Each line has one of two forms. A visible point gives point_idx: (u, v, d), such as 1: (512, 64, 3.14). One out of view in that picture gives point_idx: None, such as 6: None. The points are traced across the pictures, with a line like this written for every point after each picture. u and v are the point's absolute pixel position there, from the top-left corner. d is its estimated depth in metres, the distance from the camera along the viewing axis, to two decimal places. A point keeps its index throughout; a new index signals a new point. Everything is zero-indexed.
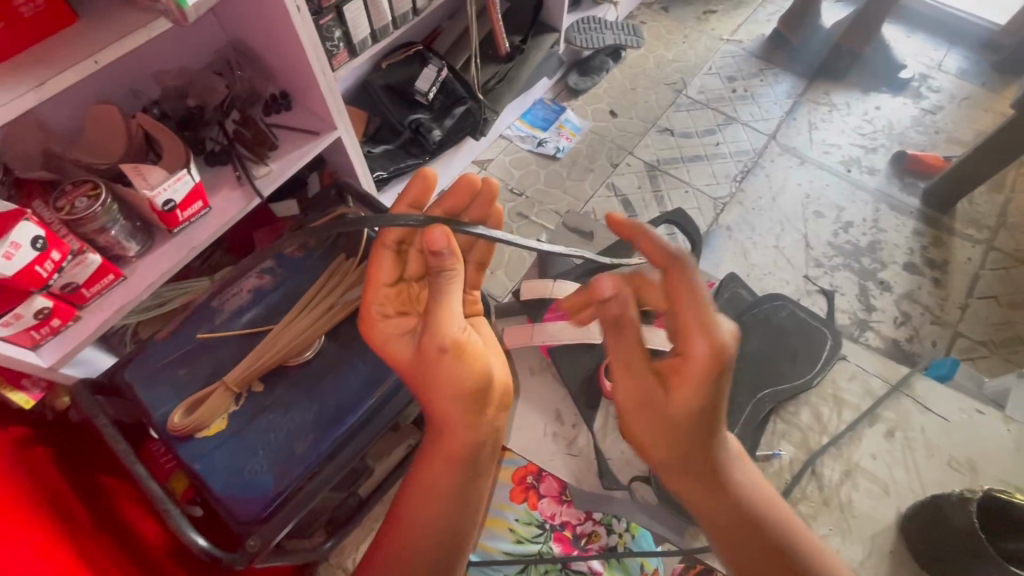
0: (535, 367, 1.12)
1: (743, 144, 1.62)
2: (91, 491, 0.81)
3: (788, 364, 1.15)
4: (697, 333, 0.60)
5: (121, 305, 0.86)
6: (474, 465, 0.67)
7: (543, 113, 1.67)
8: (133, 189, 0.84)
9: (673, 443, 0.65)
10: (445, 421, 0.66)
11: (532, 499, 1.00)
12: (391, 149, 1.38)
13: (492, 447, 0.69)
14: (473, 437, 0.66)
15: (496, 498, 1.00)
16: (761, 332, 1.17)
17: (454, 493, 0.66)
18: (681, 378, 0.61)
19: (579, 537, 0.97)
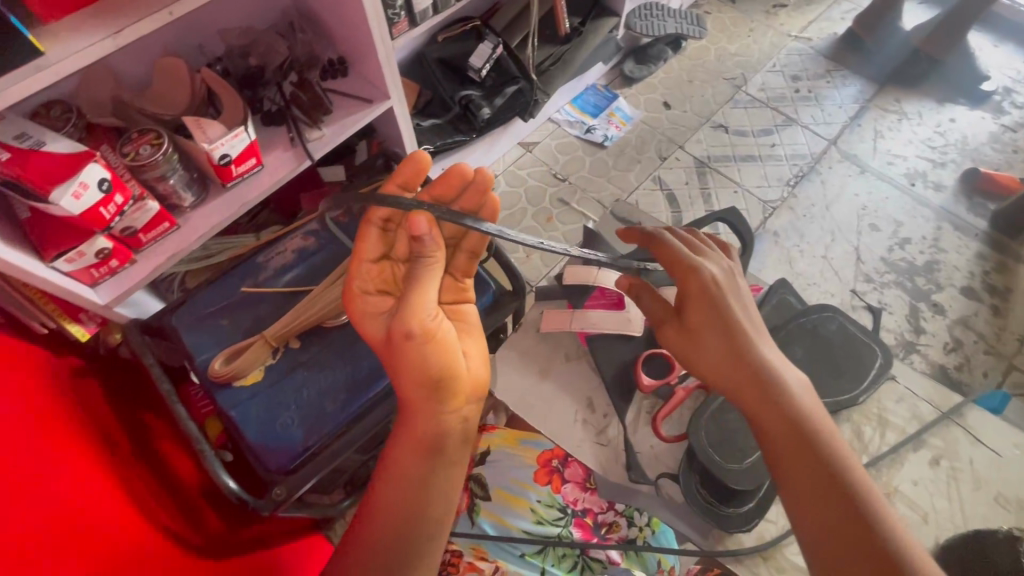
0: (571, 357, 0.87)
1: (800, 148, 1.55)
2: (134, 424, 0.86)
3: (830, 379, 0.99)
4: (690, 271, 0.70)
5: (173, 253, 0.90)
6: (440, 455, 0.62)
7: (594, 99, 1.64)
8: (193, 142, 0.87)
9: (710, 352, 0.67)
10: (414, 405, 0.63)
11: (558, 483, 0.82)
12: (439, 124, 1.38)
13: (460, 438, 0.64)
14: (440, 421, 0.62)
15: (514, 475, 0.82)
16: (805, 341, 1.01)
17: (420, 481, 0.61)
18: (689, 305, 0.69)
19: (600, 525, 0.80)
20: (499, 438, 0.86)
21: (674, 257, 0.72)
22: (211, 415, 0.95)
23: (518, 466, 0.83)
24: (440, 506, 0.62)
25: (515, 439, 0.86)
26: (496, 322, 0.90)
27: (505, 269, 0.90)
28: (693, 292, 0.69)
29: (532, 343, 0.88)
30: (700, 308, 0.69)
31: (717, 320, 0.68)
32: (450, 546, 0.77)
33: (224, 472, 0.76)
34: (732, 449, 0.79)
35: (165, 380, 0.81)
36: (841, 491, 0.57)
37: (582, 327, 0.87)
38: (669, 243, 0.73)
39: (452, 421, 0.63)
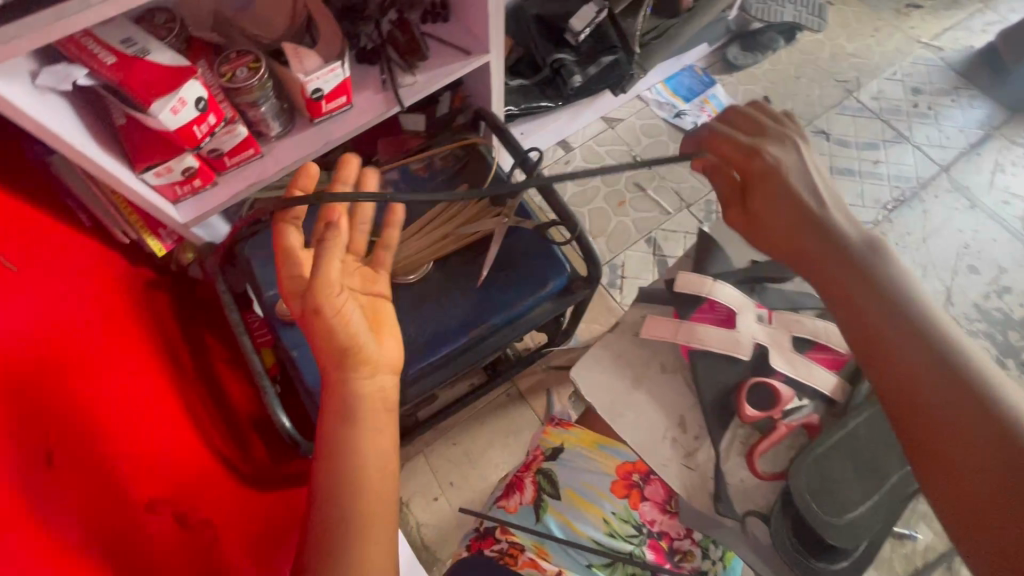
0: (658, 368, 0.65)
1: (906, 169, 1.43)
2: (196, 344, 0.88)
3: None
4: (746, 154, 0.60)
5: (252, 181, 0.88)
6: (363, 424, 0.56)
7: (689, 82, 1.54)
8: (290, 71, 0.83)
9: (781, 235, 0.57)
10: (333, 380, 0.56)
11: (637, 500, 0.65)
12: (526, 85, 1.32)
13: (379, 407, 0.57)
14: (352, 387, 0.56)
15: (584, 479, 0.66)
16: None
17: (351, 459, 0.54)
18: (755, 189, 0.59)
19: (673, 553, 0.64)
20: (574, 436, 0.68)
21: (734, 139, 0.61)
22: (266, 344, 0.97)
23: (591, 474, 0.65)
24: (377, 479, 0.55)
25: (592, 440, 0.68)
26: (564, 307, 0.86)
27: (583, 252, 0.85)
28: (762, 179, 0.59)
29: (618, 343, 0.65)
30: (769, 195, 0.58)
31: (788, 202, 0.57)
32: (508, 537, 0.63)
33: (280, 408, 0.77)
34: (837, 502, 0.55)
35: (235, 309, 0.82)
36: (961, 385, 0.45)
37: (690, 343, 0.61)
38: (720, 133, 0.62)
39: (375, 390, 0.57)
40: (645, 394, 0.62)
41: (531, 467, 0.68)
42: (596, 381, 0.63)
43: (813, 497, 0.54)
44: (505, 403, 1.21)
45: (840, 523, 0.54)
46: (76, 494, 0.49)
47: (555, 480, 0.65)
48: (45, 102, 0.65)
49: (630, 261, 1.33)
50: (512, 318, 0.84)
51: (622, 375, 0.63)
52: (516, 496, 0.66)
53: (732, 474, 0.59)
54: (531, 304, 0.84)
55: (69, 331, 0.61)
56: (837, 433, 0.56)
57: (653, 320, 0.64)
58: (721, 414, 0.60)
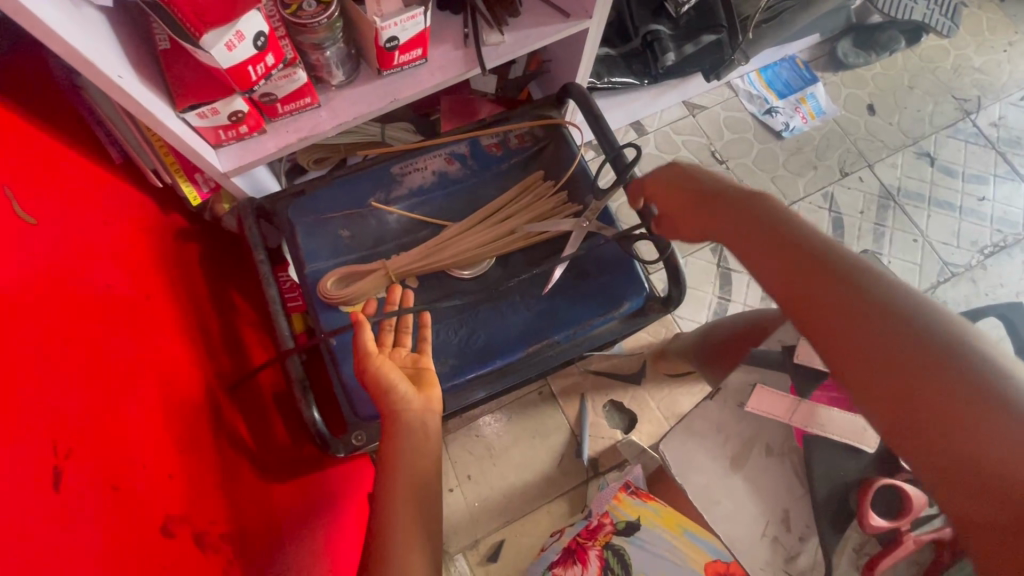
0: (771, 452, 0.54)
1: (1014, 212, 1.28)
2: (224, 303, 0.78)
3: None
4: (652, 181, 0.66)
5: (306, 135, 0.77)
6: (405, 433, 0.58)
7: (788, 75, 1.37)
8: (364, 13, 0.71)
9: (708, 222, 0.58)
10: (383, 408, 0.60)
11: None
12: (611, 56, 1.16)
13: (425, 432, 0.60)
14: (404, 406, 0.59)
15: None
16: None
17: (395, 472, 0.56)
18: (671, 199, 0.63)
19: None
20: (654, 513, 0.58)
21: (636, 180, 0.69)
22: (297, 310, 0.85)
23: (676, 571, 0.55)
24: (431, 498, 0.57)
25: (675, 522, 0.58)
26: (633, 331, 0.76)
27: (669, 274, 0.74)
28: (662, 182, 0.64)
29: (717, 413, 0.55)
30: (673, 184, 0.63)
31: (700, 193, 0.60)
32: None
33: (311, 400, 0.68)
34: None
35: (273, 284, 0.72)
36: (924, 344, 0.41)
37: (807, 428, 0.54)
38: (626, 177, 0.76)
39: (416, 410, 0.60)
40: (744, 480, 0.53)
41: (596, 538, 0.58)
42: (685, 451, 0.54)
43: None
44: (536, 402, 1.13)
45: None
46: (80, 527, 0.42)
47: (627, 563, 0.56)
48: (80, 20, 0.54)
49: (691, 269, 1.22)
50: (576, 335, 0.74)
51: (719, 454, 0.54)
52: (576, 568, 0.57)
53: None
54: (600, 323, 0.74)
55: (86, 300, 0.52)
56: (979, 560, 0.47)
57: (763, 394, 0.55)
58: (835, 519, 0.53)
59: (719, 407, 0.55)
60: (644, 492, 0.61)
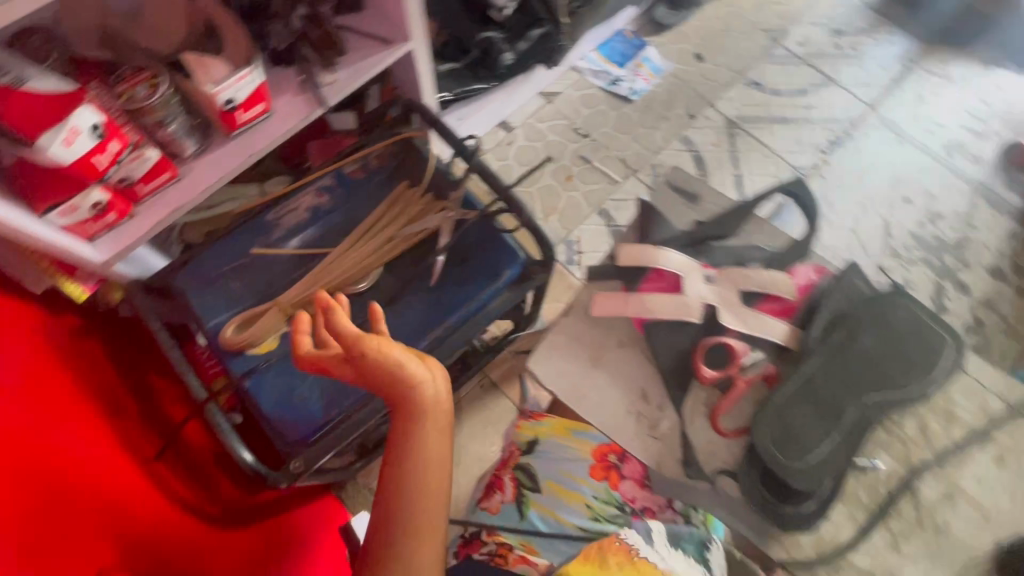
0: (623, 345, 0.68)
1: (836, 111, 1.47)
2: (137, 387, 0.79)
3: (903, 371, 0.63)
4: None
5: (177, 206, 0.82)
6: (429, 431, 0.59)
7: (621, 47, 1.53)
8: (195, 85, 0.77)
9: None
10: (396, 399, 0.59)
11: (617, 480, 0.70)
12: (457, 68, 1.28)
13: (438, 413, 0.60)
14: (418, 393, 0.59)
15: (565, 468, 0.71)
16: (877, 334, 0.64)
17: (412, 458, 0.58)
18: None
19: None
20: (547, 427, 0.74)
21: None
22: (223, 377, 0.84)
23: (573, 461, 0.71)
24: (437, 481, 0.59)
25: (565, 428, 0.74)
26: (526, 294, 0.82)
27: (535, 236, 0.83)
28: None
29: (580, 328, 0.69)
30: None
31: None
32: (496, 538, 0.68)
33: (241, 444, 0.72)
34: (798, 446, 0.61)
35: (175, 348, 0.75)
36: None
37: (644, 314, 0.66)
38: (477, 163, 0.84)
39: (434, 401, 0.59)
40: (603, 372, 0.67)
41: (509, 466, 0.74)
42: (553, 367, 0.68)
43: (776, 444, 0.61)
44: (480, 395, 1.19)
45: (804, 465, 0.60)
46: None
47: (534, 474, 0.71)
48: None
49: (585, 237, 1.33)
50: (470, 314, 0.81)
51: (581, 356, 0.68)
52: (497, 496, 0.72)
53: (697, 437, 0.64)
54: (489, 296, 0.82)
55: None
56: (796, 381, 0.62)
57: (601, 295, 0.69)
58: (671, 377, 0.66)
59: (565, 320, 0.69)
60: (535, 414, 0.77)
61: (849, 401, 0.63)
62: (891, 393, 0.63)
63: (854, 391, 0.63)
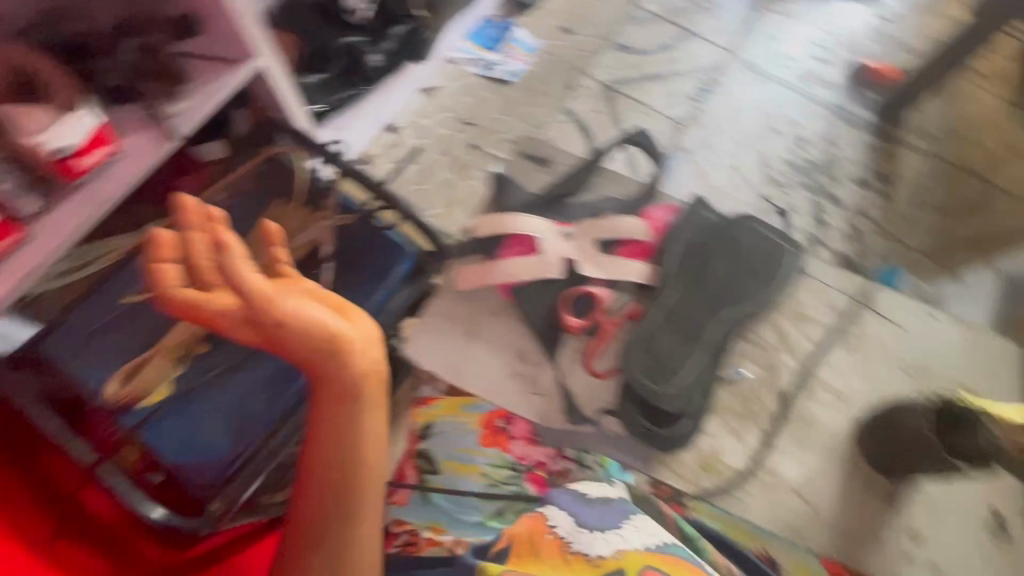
0: None
1: (699, 60, 1.55)
2: (26, 472, 0.73)
3: (749, 284, 0.89)
4: None
5: (29, 270, 0.75)
6: (359, 396, 0.58)
7: (491, 32, 1.55)
8: (17, 139, 0.72)
9: None
10: (318, 367, 0.56)
11: (506, 443, 0.81)
12: (325, 79, 1.25)
13: (373, 384, 0.59)
14: (346, 373, 0.57)
15: (459, 443, 0.79)
16: (721, 259, 0.90)
17: (344, 437, 0.60)
18: None
19: (553, 477, 0.78)
20: (438, 409, 0.84)
21: None
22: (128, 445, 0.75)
23: (464, 435, 0.80)
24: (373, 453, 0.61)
25: (454, 406, 0.84)
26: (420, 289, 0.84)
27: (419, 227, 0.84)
28: None
29: None
30: None
31: None
32: (405, 527, 0.72)
33: (146, 502, 0.69)
34: (666, 369, 0.84)
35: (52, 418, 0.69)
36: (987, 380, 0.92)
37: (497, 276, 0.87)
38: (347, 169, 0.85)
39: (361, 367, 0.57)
40: None
41: (410, 456, 0.79)
42: (435, 342, 0.92)
43: (646, 372, 0.83)
44: None
45: (672, 382, 0.83)
46: None
47: (432, 456, 0.78)
48: None
49: None
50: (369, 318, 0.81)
51: None
52: (402, 487, 0.76)
53: (573, 384, 0.89)
54: (384, 297, 0.82)
55: None
56: (658, 309, 0.86)
57: (467, 271, 0.91)
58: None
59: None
60: (424, 399, 0.86)
61: (708, 319, 0.86)
62: (746, 303, 0.89)
63: (710, 306, 0.87)
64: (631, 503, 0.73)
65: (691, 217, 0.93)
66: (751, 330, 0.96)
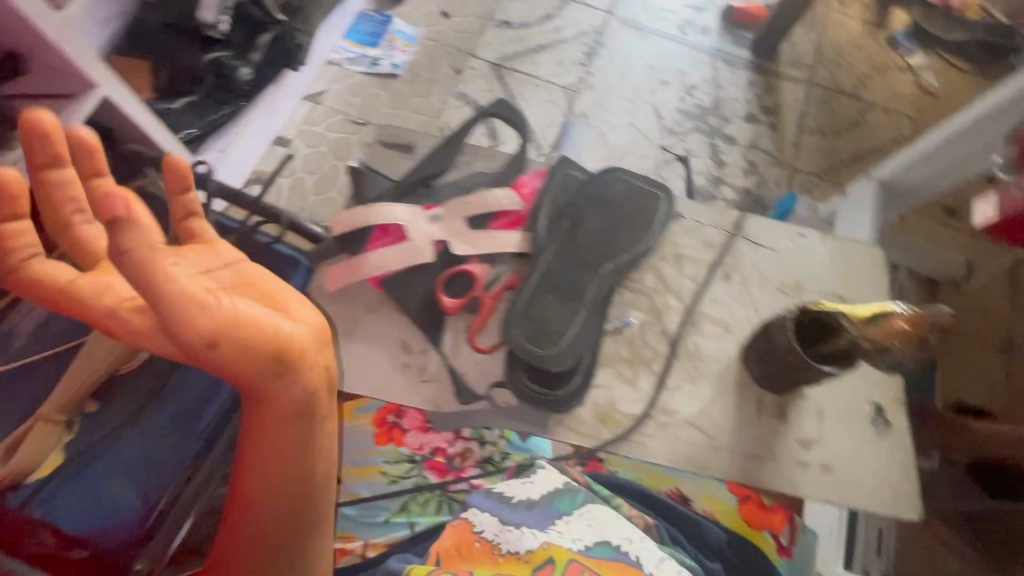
0: (371, 308, 0.67)
1: (582, 25, 1.56)
2: None
3: (628, 231, 0.70)
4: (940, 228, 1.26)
5: None
6: (316, 410, 0.49)
7: (369, 28, 1.51)
8: None
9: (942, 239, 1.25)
10: (252, 382, 0.44)
11: (401, 438, 0.87)
12: (195, 101, 1.16)
13: (327, 393, 0.50)
14: (294, 385, 0.46)
15: (358, 448, 0.86)
16: (595, 205, 0.69)
17: (289, 456, 0.49)
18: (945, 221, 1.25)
19: (452, 459, 0.87)
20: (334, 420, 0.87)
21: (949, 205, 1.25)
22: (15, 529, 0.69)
23: (358, 435, 0.87)
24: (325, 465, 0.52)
25: (349, 413, 0.88)
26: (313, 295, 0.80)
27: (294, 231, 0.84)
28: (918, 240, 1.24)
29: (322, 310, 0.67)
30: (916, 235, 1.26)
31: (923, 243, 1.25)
32: None
33: None
34: (547, 335, 0.63)
35: None
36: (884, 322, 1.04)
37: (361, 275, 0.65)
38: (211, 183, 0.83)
39: (316, 379, 0.47)
40: (358, 343, 0.66)
41: None
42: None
43: (527, 340, 0.62)
44: None
45: (558, 348, 0.63)
46: None
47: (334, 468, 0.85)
48: None
49: None
50: None
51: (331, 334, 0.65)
52: None
53: None
54: None
55: None
56: (533, 275, 0.65)
57: (331, 270, 0.66)
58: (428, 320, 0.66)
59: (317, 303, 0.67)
60: None
61: (588, 276, 0.66)
62: (625, 256, 0.69)
63: (589, 262, 0.67)
64: (566, 501, 0.79)
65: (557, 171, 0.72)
66: (665, 271, 0.74)
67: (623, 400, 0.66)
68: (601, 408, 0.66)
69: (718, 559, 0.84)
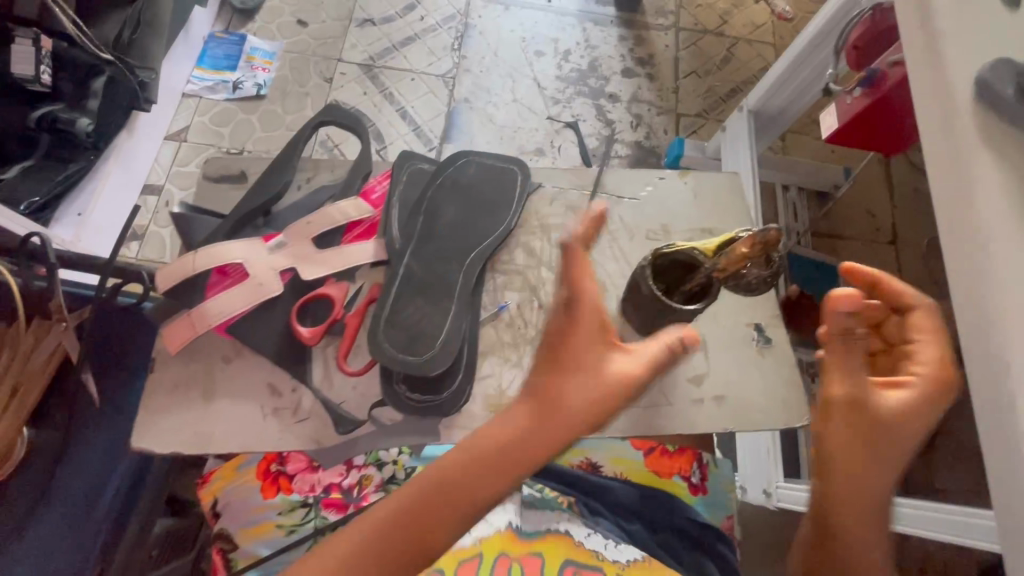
0: (232, 358, 0.64)
1: (445, 9, 1.53)
2: None
3: (484, 213, 0.69)
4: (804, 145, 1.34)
5: None
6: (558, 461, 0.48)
7: (221, 51, 1.42)
8: None
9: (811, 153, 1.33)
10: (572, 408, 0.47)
11: (289, 485, 0.74)
12: (32, 165, 1.04)
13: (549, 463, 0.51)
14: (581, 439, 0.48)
15: (244, 506, 0.73)
16: (446, 195, 0.68)
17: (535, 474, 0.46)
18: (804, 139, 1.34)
19: (350, 491, 0.75)
20: (217, 480, 0.75)
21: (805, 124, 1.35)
22: None
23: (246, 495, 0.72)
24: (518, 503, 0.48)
25: (231, 469, 0.75)
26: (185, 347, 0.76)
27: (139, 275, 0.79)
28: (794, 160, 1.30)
29: (176, 371, 0.63)
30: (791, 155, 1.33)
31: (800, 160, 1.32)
32: None
33: None
34: (422, 339, 0.61)
35: None
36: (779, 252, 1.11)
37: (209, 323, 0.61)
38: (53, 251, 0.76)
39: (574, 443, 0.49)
40: (223, 400, 0.62)
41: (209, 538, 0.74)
42: (165, 428, 0.61)
43: (400, 350, 0.60)
44: None
45: (434, 349, 0.61)
46: None
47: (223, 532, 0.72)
48: None
49: None
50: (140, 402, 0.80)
51: (190, 395, 0.62)
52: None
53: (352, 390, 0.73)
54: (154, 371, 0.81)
55: None
56: (395, 279, 0.63)
57: (168, 329, 0.62)
58: (293, 352, 0.63)
59: (169, 364, 0.63)
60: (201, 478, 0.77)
61: (455, 267, 0.65)
62: (488, 240, 0.68)
63: (453, 254, 0.65)
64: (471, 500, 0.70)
65: (400, 170, 0.70)
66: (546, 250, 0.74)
67: (513, 384, 0.65)
68: (492, 398, 0.65)
69: (632, 516, 0.77)
